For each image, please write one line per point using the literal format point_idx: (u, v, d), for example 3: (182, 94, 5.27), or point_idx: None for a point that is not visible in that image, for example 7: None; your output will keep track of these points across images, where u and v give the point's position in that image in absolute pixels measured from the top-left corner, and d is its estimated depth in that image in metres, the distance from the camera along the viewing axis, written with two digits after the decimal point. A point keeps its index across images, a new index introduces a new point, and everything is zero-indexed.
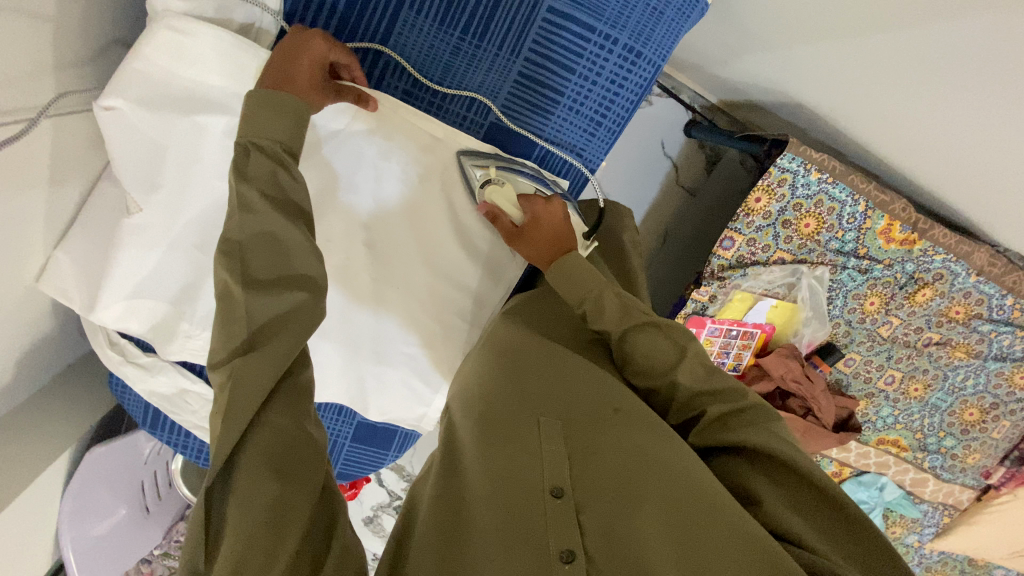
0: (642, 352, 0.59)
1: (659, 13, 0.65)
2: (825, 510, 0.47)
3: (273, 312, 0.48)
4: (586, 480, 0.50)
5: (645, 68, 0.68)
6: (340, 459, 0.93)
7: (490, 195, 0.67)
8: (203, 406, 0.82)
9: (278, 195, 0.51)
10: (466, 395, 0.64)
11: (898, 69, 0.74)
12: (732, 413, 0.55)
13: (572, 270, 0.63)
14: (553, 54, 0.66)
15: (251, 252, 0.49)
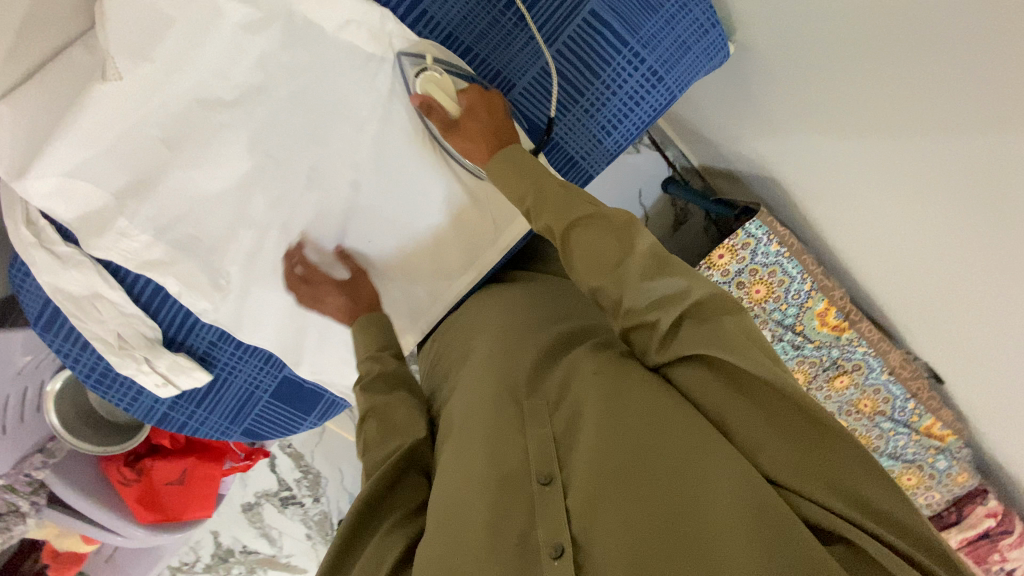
0: (583, 249, 0.57)
1: (687, 47, 0.69)
2: (797, 418, 0.47)
3: (381, 441, 0.62)
4: (571, 463, 0.52)
5: (663, 96, 0.71)
6: (251, 414, 0.84)
7: (426, 85, 0.64)
8: (114, 318, 0.73)
9: (377, 404, 0.65)
10: (457, 391, 0.66)
11: (860, 173, 0.81)
12: (683, 312, 0.52)
13: (509, 165, 0.62)
14: (583, 54, 0.68)
15: (370, 420, 0.63)
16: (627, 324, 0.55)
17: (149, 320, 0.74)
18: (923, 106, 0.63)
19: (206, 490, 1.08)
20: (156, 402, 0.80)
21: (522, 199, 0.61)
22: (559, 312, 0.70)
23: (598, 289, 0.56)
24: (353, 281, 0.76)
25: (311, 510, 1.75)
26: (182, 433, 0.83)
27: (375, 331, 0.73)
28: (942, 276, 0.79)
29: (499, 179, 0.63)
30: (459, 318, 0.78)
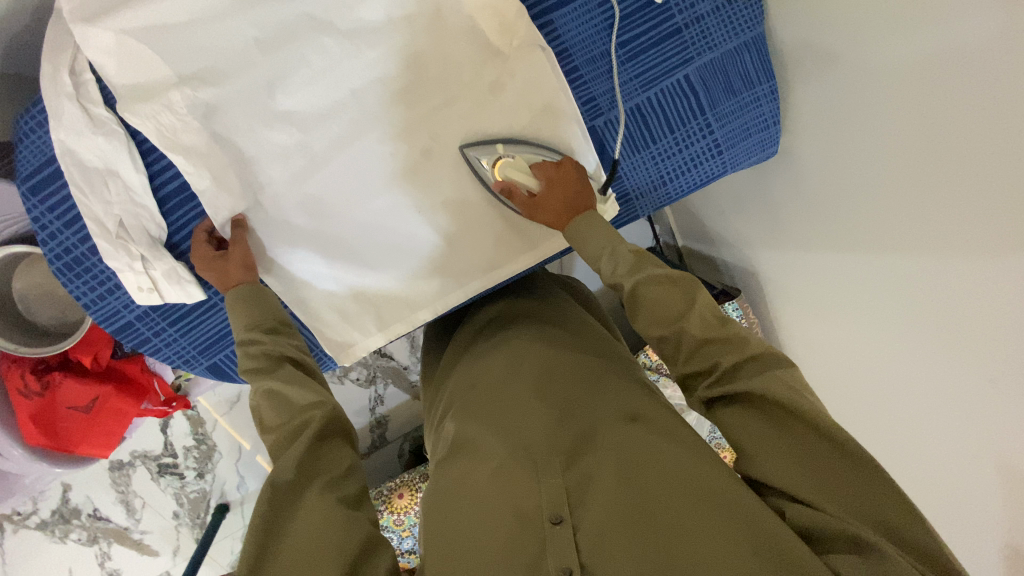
0: (649, 303, 0.62)
1: (747, 134, 0.79)
2: (826, 456, 0.50)
3: (282, 420, 0.56)
4: (584, 502, 0.53)
5: (716, 167, 0.79)
6: (224, 350, 0.76)
7: (506, 171, 0.69)
8: (121, 201, 0.66)
9: (263, 383, 0.59)
10: (467, 417, 0.67)
11: (842, 286, 0.92)
12: (740, 363, 0.57)
13: (596, 225, 0.68)
14: (667, 108, 0.75)
15: (264, 412, 0.57)
16: (686, 370, 0.60)
17: (159, 215, 0.67)
18: (909, 232, 0.75)
19: (113, 427, 0.96)
20: (125, 307, 0.71)
21: (597, 256, 0.67)
22: (583, 357, 0.74)
23: (659, 340, 0.62)
24: (222, 262, 0.67)
25: (188, 488, 1.56)
26: (139, 349, 0.74)
27: (249, 308, 0.65)
28: (894, 391, 0.89)
29: (579, 240, 0.68)
30: (491, 341, 0.80)
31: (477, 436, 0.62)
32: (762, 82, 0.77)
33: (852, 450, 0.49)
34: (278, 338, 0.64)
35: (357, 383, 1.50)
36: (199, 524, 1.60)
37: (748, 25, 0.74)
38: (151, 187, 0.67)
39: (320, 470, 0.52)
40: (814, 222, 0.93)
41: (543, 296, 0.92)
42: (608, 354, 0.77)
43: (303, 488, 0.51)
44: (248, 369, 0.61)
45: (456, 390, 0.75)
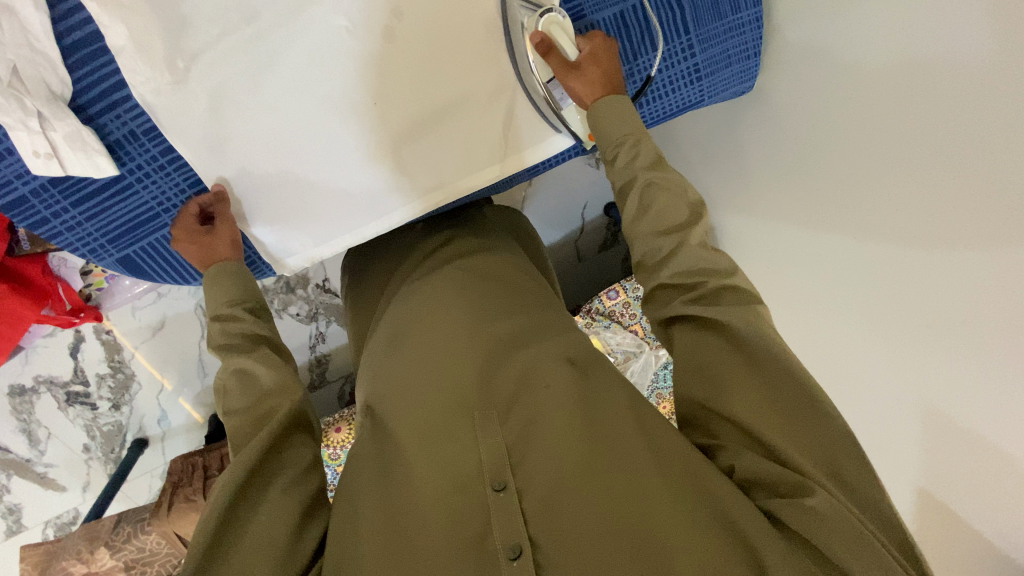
0: (655, 205, 0.62)
1: (727, 63, 0.76)
2: (792, 404, 0.51)
3: (245, 400, 0.57)
4: (528, 464, 0.50)
5: (693, 96, 0.77)
6: (141, 241, 0.67)
7: (551, 27, 0.65)
8: (16, 44, 0.55)
9: (243, 366, 0.58)
10: (398, 364, 0.62)
11: (793, 241, 0.92)
12: (720, 290, 0.57)
13: (628, 108, 0.65)
14: (652, 21, 0.70)
15: (232, 391, 0.57)
16: (668, 280, 0.60)
17: (62, 68, 0.57)
18: (863, 182, 0.75)
19: (6, 331, 0.86)
20: (17, 177, 0.60)
21: (625, 138, 0.64)
22: (514, 297, 0.71)
23: (646, 247, 0.62)
24: (205, 236, 0.65)
25: (101, 420, 1.44)
26: (34, 231, 0.63)
27: (230, 282, 0.65)
28: (836, 349, 0.91)
29: (615, 114, 0.65)
30: (415, 283, 0.75)
31: (414, 392, 0.57)
32: (747, 8, 0.74)
33: (815, 400, 0.50)
34: (258, 319, 0.64)
35: (296, 319, 1.41)
36: (113, 460, 1.49)
37: None
38: (54, 32, 0.56)
39: (282, 466, 0.53)
40: (771, 171, 0.92)
41: (480, 221, 0.87)
42: (544, 296, 0.75)
43: (262, 481, 0.51)
44: (220, 346, 0.61)
45: (384, 337, 0.69)
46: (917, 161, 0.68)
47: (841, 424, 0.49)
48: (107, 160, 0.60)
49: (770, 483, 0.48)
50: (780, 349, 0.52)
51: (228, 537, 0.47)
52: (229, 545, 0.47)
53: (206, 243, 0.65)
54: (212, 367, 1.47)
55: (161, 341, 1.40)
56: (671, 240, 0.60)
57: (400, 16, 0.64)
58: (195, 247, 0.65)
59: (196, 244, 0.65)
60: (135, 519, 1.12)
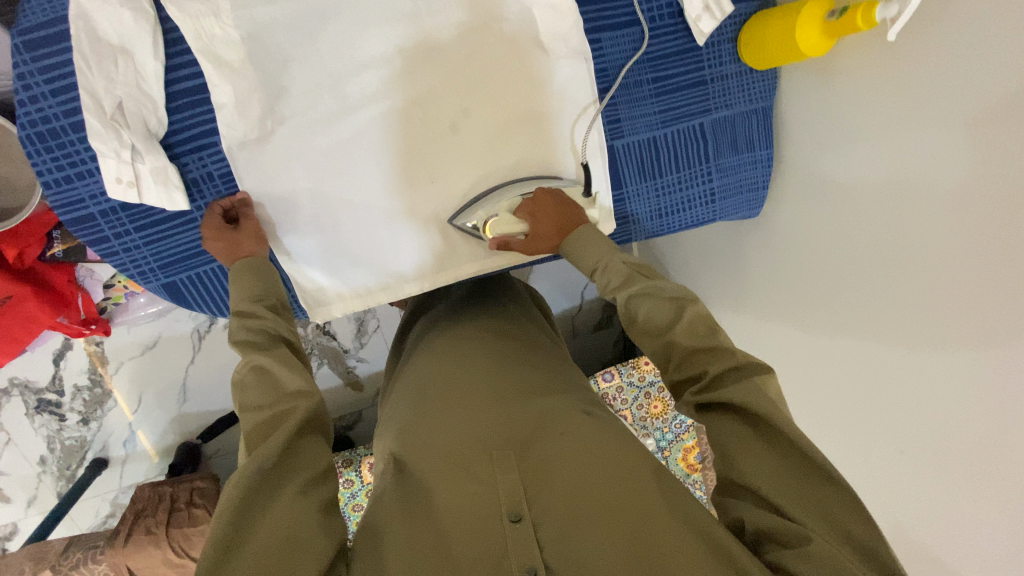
0: (641, 316, 0.66)
1: (741, 192, 0.86)
2: (793, 461, 0.52)
3: (260, 401, 0.56)
4: (543, 498, 0.53)
5: (706, 214, 0.86)
6: (189, 271, 0.71)
7: (495, 228, 0.74)
8: (126, 83, 0.61)
9: (261, 365, 0.58)
10: (426, 410, 0.66)
11: (774, 355, 0.99)
12: (723, 373, 0.59)
13: (586, 237, 0.73)
14: (678, 148, 0.80)
15: (251, 390, 0.57)
16: (672, 376, 0.63)
17: (163, 110, 0.63)
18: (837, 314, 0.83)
19: (18, 332, 0.86)
20: (91, 197, 0.65)
21: (592, 271, 0.72)
22: (533, 355, 0.76)
23: (649, 347, 0.66)
24: (234, 236, 0.67)
25: (65, 433, 1.40)
26: (92, 248, 0.68)
27: (254, 281, 0.65)
28: None
29: (574, 251, 0.73)
30: (444, 334, 0.81)
31: (439, 432, 0.61)
32: (761, 148, 0.84)
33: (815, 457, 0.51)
34: (278, 317, 0.64)
35: None
36: (67, 478, 1.43)
37: (764, 95, 0.81)
38: (163, 77, 0.63)
39: (296, 466, 0.52)
40: (765, 295, 0.99)
41: (504, 287, 0.93)
42: (561, 357, 0.80)
43: (274, 480, 0.50)
44: (241, 342, 0.60)
45: (413, 388, 0.73)
46: (886, 317, 0.74)
47: (842, 481, 0.50)
48: (180, 193, 0.65)
49: (774, 532, 0.49)
50: (781, 414, 0.54)
51: (241, 537, 0.47)
52: (239, 545, 0.46)
53: (236, 243, 0.67)
54: (193, 393, 1.45)
55: (150, 360, 1.39)
56: (665, 339, 0.63)
57: (467, 112, 0.73)
58: (224, 248, 0.66)
59: (225, 246, 0.66)
60: (88, 545, 1.09)
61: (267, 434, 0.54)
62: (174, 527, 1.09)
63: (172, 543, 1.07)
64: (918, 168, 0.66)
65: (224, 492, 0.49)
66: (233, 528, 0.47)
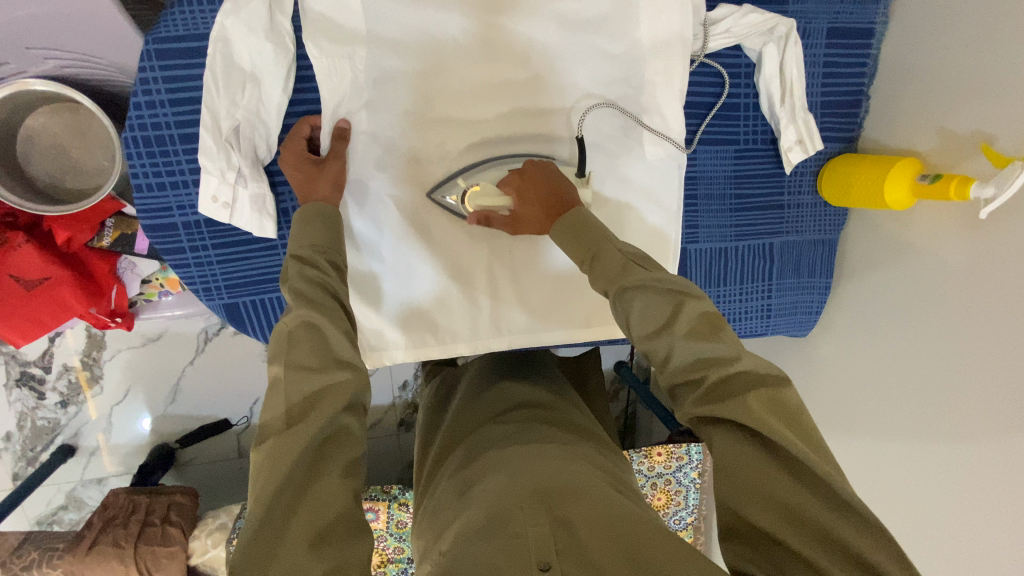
0: (633, 311, 0.56)
1: (796, 313, 0.87)
2: (801, 480, 0.47)
3: (302, 368, 0.53)
4: (573, 551, 0.49)
5: (760, 328, 0.87)
6: (254, 295, 0.69)
7: (475, 200, 0.68)
8: (247, 108, 0.62)
9: (308, 318, 0.55)
10: (471, 482, 0.65)
11: None
12: (730, 377, 0.53)
13: (573, 222, 0.63)
14: (747, 261, 0.82)
15: (294, 345, 0.54)
16: (673, 378, 0.55)
17: (274, 139, 0.64)
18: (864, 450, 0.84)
19: (45, 317, 0.82)
20: (179, 207, 0.64)
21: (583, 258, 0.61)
22: (569, 428, 0.75)
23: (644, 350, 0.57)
24: (315, 169, 0.64)
25: (39, 412, 1.33)
26: (165, 256, 0.66)
27: (320, 228, 0.61)
28: None
29: (561, 236, 0.63)
30: (486, 407, 0.81)
31: (480, 499, 0.59)
32: (821, 276, 0.86)
33: (827, 482, 0.46)
34: (337, 274, 0.60)
35: None
36: (27, 459, 1.34)
37: (832, 228, 0.84)
38: (283, 110, 0.64)
39: (333, 457, 0.51)
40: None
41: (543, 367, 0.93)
42: (595, 434, 0.78)
43: (309, 481, 0.49)
44: (298, 289, 0.56)
45: (458, 460, 0.72)
46: (924, 469, 0.74)
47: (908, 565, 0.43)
48: (271, 221, 0.65)
49: None
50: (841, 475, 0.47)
51: (275, 535, 0.47)
52: (270, 545, 0.46)
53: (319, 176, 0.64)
54: (183, 393, 1.39)
55: (148, 352, 1.35)
56: (662, 342, 0.55)
57: None
58: (303, 173, 0.63)
59: (301, 171, 0.63)
60: (45, 546, 1.02)
61: (301, 413, 0.51)
62: (143, 544, 1.01)
63: (138, 561, 1.00)
64: (977, 332, 0.67)
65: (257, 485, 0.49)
66: (266, 523, 0.47)
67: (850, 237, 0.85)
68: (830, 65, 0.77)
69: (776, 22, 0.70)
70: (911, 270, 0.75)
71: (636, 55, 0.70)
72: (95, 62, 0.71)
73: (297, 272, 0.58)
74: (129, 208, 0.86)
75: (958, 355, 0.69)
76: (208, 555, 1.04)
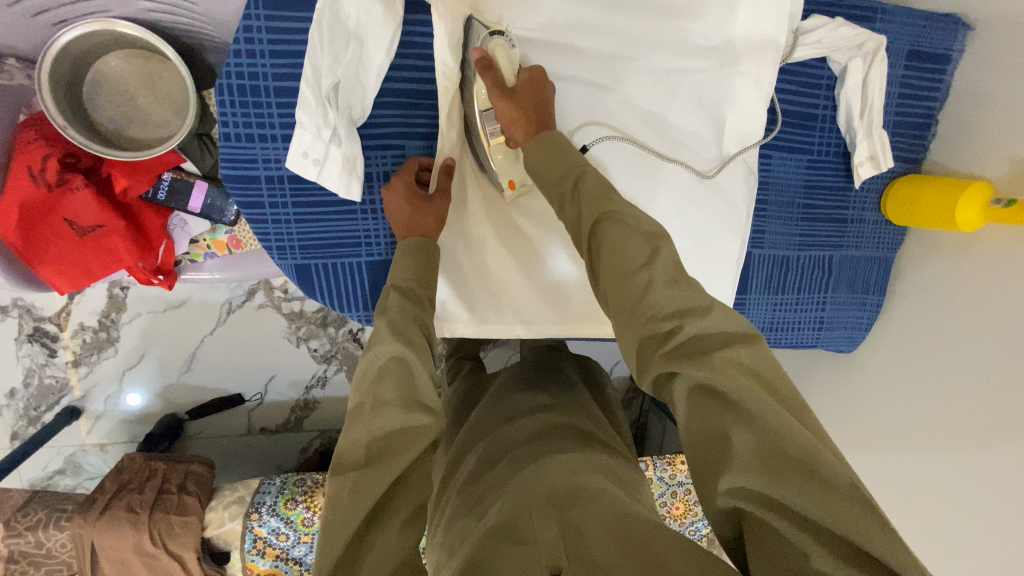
0: (607, 244, 0.56)
1: (845, 328, 0.88)
2: (781, 458, 0.45)
3: (395, 415, 0.53)
4: (584, 556, 0.48)
5: (809, 340, 0.87)
6: (325, 259, 0.68)
7: (496, 48, 0.62)
8: (348, 67, 0.61)
9: (402, 356, 0.56)
10: (487, 489, 0.64)
11: None
12: (703, 331, 0.52)
13: (552, 149, 0.63)
14: (805, 272, 0.83)
15: (384, 382, 0.55)
16: (640, 328, 0.53)
17: (369, 100, 0.64)
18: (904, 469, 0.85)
19: (94, 264, 0.80)
20: (264, 160, 0.63)
21: (562, 186, 0.61)
22: (576, 425, 0.73)
23: (615, 289, 0.55)
24: (420, 202, 0.64)
25: (48, 370, 1.29)
26: (241, 210, 0.65)
27: (413, 262, 0.62)
28: None
29: (537, 153, 0.63)
30: (498, 408, 0.80)
31: (498, 505, 0.59)
32: (873, 293, 0.88)
33: (809, 455, 0.44)
34: (427, 314, 0.61)
35: (312, 354, 1.39)
36: (30, 419, 1.30)
37: (889, 246, 0.86)
38: (382, 73, 0.63)
39: (406, 491, 0.51)
40: (824, 431, 0.98)
41: (557, 364, 0.92)
42: (606, 432, 0.76)
43: (381, 517, 0.49)
44: (392, 325, 0.58)
45: (473, 466, 0.72)
46: (974, 489, 0.74)
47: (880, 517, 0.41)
48: (356, 186, 0.64)
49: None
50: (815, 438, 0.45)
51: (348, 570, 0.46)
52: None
53: (422, 211, 0.64)
54: (198, 363, 1.35)
55: (166, 318, 1.32)
56: (645, 277, 0.54)
57: (631, 183, 0.75)
58: (408, 204, 0.64)
59: (406, 200, 0.64)
60: (53, 507, 0.98)
61: (374, 449, 0.51)
62: (158, 511, 0.98)
63: (151, 529, 0.97)
64: None
65: (324, 522, 0.49)
66: (344, 556, 0.47)
67: (907, 257, 0.86)
68: (906, 86, 0.79)
69: (866, 38, 0.71)
70: (970, 291, 0.77)
71: (732, 50, 0.70)
72: (187, 8, 0.71)
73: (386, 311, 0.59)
74: (189, 164, 0.85)
75: (1015, 377, 0.70)
76: (224, 528, 1.00)
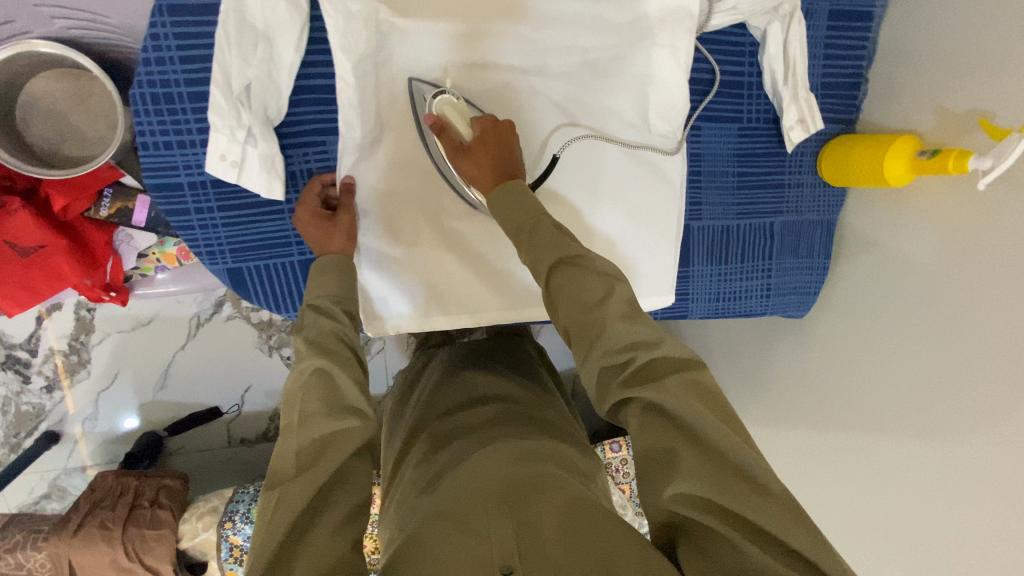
0: (564, 284, 0.56)
1: (794, 293, 0.89)
2: (724, 465, 0.47)
3: (325, 422, 0.53)
4: (535, 552, 0.46)
5: (758, 307, 0.88)
6: (258, 261, 0.69)
7: (448, 110, 0.66)
8: (258, 68, 0.61)
9: (325, 368, 0.56)
10: (434, 477, 0.63)
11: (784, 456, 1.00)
12: (655, 363, 0.54)
13: (512, 195, 0.62)
14: (747, 240, 0.84)
15: (308, 395, 0.55)
16: (600, 359, 0.54)
17: (285, 99, 0.64)
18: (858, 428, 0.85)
19: (39, 286, 0.80)
20: (185, 166, 0.64)
21: (517, 231, 0.61)
22: (531, 415, 0.72)
23: (572, 324, 0.56)
24: (325, 224, 0.65)
25: (24, 397, 1.30)
26: (167, 217, 0.65)
27: (332, 275, 0.63)
28: None
29: (496, 202, 0.63)
30: (450, 397, 0.79)
31: (442, 492, 0.57)
32: (820, 257, 0.88)
33: (747, 465, 0.47)
34: (349, 325, 0.62)
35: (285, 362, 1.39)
36: (10, 446, 1.31)
37: (830, 208, 0.86)
38: (294, 71, 0.64)
39: (337, 493, 0.50)
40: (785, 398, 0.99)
41: (512, 351, 0.92)
42: (560, 420, 0.75)
43: (309, 520, 0.48)
44: (312, 339, 0.58)
45: (421, 454, 0.70)
46: None
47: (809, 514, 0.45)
48: (279, 189, 0.65)
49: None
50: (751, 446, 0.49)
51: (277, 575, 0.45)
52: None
53: (329, 234, 0.65)
54: (173, 379, 1.36)
55: (138, 337, 1.32)
56: (603, 313, 0.55)
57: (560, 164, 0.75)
58: (314, 232, 0.65)
59: (313, 229, 0.65)
60: (30, 528, 0.99)
61: (310, 456, 0.51)
62: (131, 526, 0.99)
63: (126, 544, 0.97)
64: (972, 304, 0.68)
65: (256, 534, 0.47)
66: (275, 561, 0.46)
67: None
68: (829, 47, 0.79)
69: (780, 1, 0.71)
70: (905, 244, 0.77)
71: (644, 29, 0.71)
72: (105, 22, 0.72)
73: (308, 328, 0.59)
74: (127, 178, 0.85)
75: None
76: (198, 539, 1.01)
